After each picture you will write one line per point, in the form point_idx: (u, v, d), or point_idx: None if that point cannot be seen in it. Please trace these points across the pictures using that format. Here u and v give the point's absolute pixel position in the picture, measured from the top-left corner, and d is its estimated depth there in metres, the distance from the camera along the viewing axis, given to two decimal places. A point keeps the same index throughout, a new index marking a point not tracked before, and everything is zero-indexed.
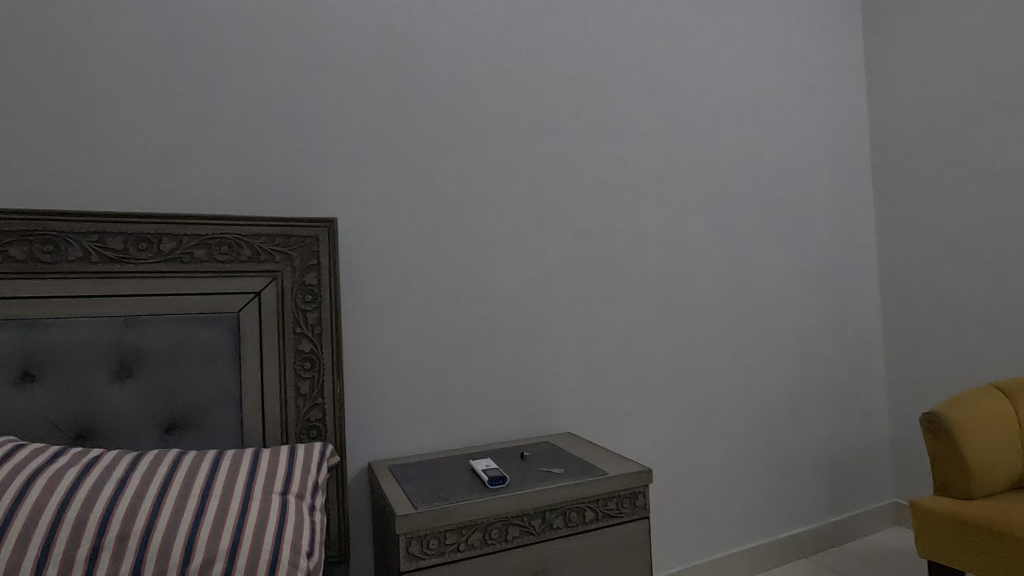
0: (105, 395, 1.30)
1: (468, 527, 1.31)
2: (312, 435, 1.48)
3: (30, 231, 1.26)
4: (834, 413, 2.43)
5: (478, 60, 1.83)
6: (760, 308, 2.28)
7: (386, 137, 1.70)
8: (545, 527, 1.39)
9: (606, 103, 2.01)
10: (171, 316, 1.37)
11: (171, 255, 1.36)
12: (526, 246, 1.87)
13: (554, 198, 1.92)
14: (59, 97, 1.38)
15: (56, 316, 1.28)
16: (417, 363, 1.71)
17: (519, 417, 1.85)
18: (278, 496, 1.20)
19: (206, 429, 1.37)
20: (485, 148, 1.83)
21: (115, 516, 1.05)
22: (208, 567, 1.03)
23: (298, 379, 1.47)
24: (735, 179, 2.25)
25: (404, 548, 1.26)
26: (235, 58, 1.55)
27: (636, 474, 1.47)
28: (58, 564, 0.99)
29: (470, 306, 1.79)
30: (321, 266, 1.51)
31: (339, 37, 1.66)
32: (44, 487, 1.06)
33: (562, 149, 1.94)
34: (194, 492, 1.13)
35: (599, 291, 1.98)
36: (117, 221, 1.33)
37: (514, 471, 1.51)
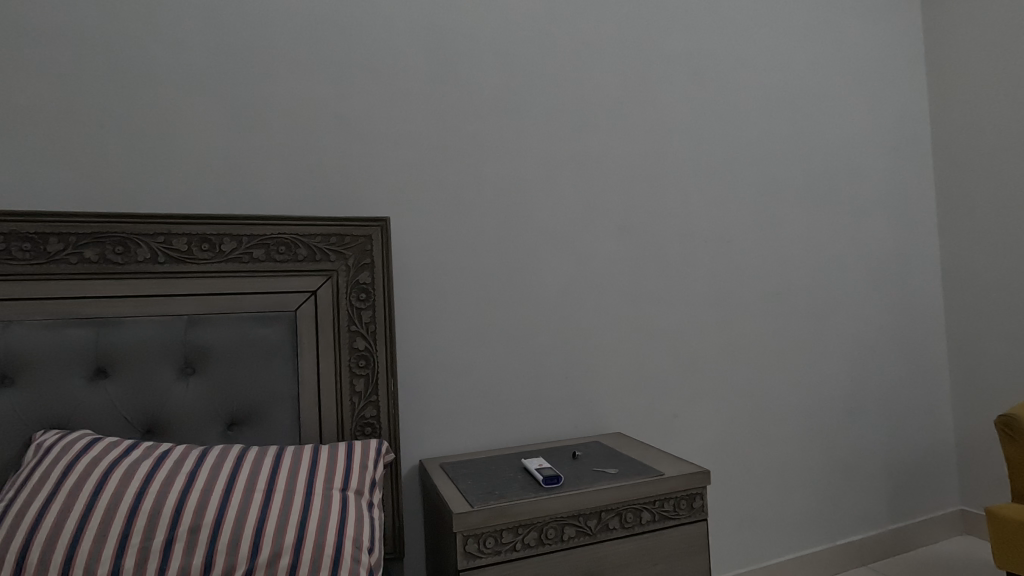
0: (172, 392, 1.34)
1: (524, 527, 1.30)
2: (367, 432, 1.49)
3: (102, 233, 1.31)
4: (894, 417, 2.33)
5: (524, 58, 1.82)
6: (815, 305, 2.20)
7: (434, 136, 1.70)
8: (602, 528, 1.36)
9: (653, 97, 1.97)
10: (233, 314, 1.40)
11: (231, 255, 1.40)
12: (573, 244, 1.85)
13: (600, 195, 1.89)
14: (126, 103, 1.44)
15: (126, 315, 1.32)
16: (467, 362, 1.71)
17: (568, 417, 1.83)
18: (339, 492, 1.21)
19: (266, 425, 1.40)
20: (531, 146, 1.81)
21: (187, 509, 1.08)
22: (275, 561, 1.05)
23: (353, 376, 1.49)
24: (787, 173, 2.17)
25: (461, 547, 1.25)
26: (288, 62, 1.58)
27: (693, 475, 1.43)
28: (135, 554, 1.02)
29: (518, 305, 1.78)
30: (374, 265, 1.52)
31: (387, 39, 1.67)
32: (120, 479, 1.10)
33: (609, 145, 1.91)
34: (259, 487, 1.15)
35: (648, 288, 1.94)
36: (181, 222, 1.37)
37: (568, 470, 1.50)
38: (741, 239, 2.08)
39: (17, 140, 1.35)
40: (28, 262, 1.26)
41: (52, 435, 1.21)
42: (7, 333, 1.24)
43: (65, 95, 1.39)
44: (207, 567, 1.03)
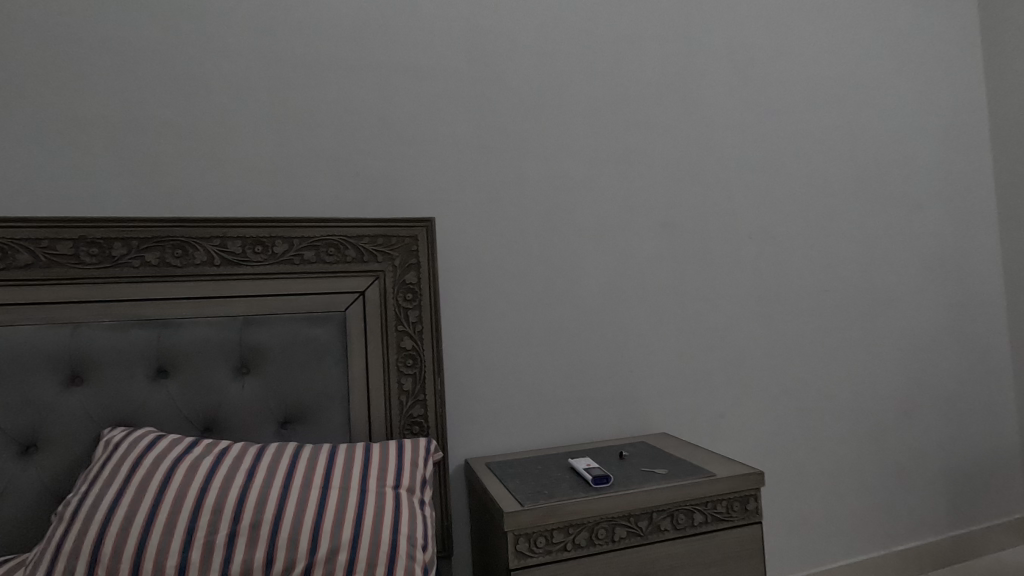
0: (229, 391, 1.38)
1: (574, 527, 1.29)
2: (415, 430, 1.51)
3: (162, 238, 1.36)
4: (952, 419, 2.22)
5: (563, 56, 1.81)
6: (867, 302, 2.12)
7: (475, 136, 1.71)
8: (653, 529, 1.34)
9: (694, 90, 1.93)
10: (285, 315, 1.43)
11: (283, 257, 1.43)
12: (615, 241, 1.83)
13: (642, 192, 1.86)
14: (182, 112, 1.49)
15: (185, 316, 1.37)
16: (511, 362, 1.71)
17: (612, 417, 1.81)
18: (391, 490, 1.23)
19: (318, 424, 1.43)
20: (572, 144, 1.80)
21: (248, 505, 1.10)
22: (333, 557, 1.07)
23: (401, 375, 1.51)
24: (835, 165, 2.10)
25: (512, 546, 1.25)
26: (333, 67, 1.61)
27: (747, 476, 1.40)
28: (201, 547, 1.05)
29: (561, 303, 1.77)
30: (419, 265, 1.54)
31: (429, 41, 1.69)
32: (185, 474, 1.14)
33: (650, 141, 1.88)
34: (315, 484, 1.18)
35: (692, 286, 1.91)
36: (235, 225, 1.41)
37: (616, 470, 1.48)
38: (787, 235, 2.02)
39: (83, 150, 1.42)
40: (95, 266, 1.32)
41: (119, 432, 1.26)
42: (77, 334, 1.30)
43: (126, 106, 1.45)
44: (269, 562, 1.05)
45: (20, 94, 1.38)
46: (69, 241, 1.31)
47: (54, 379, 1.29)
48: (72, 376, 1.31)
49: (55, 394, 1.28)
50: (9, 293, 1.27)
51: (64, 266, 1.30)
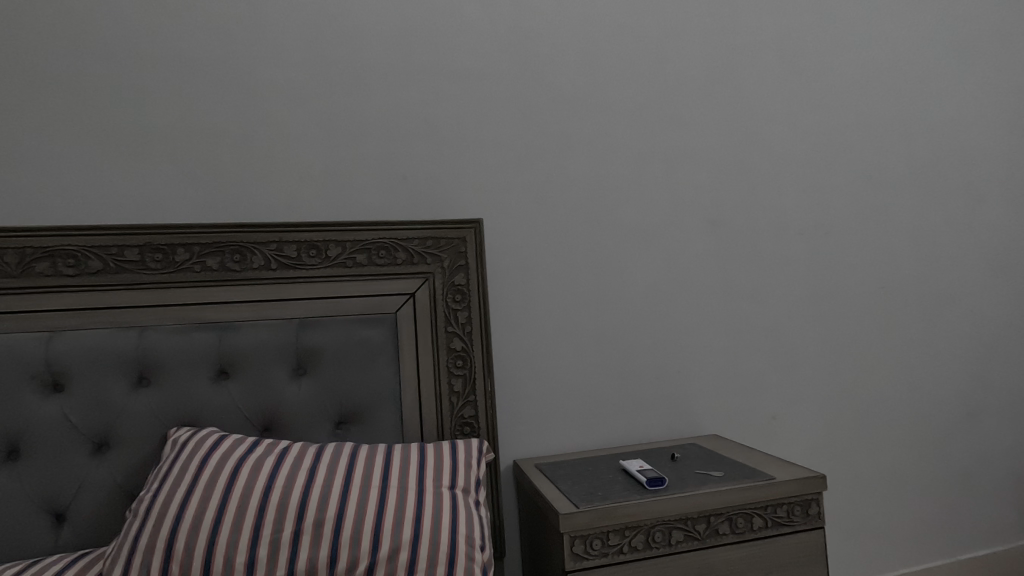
0: (286, 392, 1.41)
1: (631, 529, 1.27)
2: (466, 431, 1.52)
3: (222, 243, 1.40)
4: (1020, 422, 2.11)
5: (606, 53, 1.79)
6: (926, 299, 2.03)
7: (519, 137, 1.71)
8: (711, 533, 1.31)
9: (742, 84, 1.89)
10: (339, 317, 1.46)
11: (337, 260, 1.46)
12: (661, 240, 1.80)
13: (689, 189, 1.83)
14: (237, 120, 1.53)
15: (244, 319, 1.41)
16: (558, 363, 1.71)
17: (661, 418, 1.79)
18: (447, 490, 1.23)
19: (372, 424, 1.45)
20: (616, 142, 1.78)
21: (311, 503, 1.12)
22: (394, 556, 1.09)
23: (452, 376, 1.52)
24: (889, 158, 2.03)
25: (568, 548, 1.24)
26: (379, 72, 1.63)
27: (808, 480, 1.35)
28: (268, 545, 1.08)
29: (608, 303, 1.75)
30: (468, 266, 1.55)
31: (472, 44, 1.69)
32: (249, 473, 1.16)
33: (696, 137, 1.84)
34: (374, 483, 1.19)
35: (740, 284, 1.86)
36: (290, 230, 1.44)
37: (669, 471, 1.45)
38: (840, 230, 1.96)
39: (146, 160, 1.48)
40: (159, 272, 1.37)
41: (185, 432, 1.30)
42: (143, 338, 1.35)
43: (185, 116, 1.50)
44: (333, 560, 1.07)
45: (89, 109, 1.45)
46: (135, 248, 1.36)
47: (123, 381, 1.34)
48: (139, 378, 1.36)
49: (124, 395, 1.34)
50: (81, 298, 1.33)
51: (130, 272, 1.36)
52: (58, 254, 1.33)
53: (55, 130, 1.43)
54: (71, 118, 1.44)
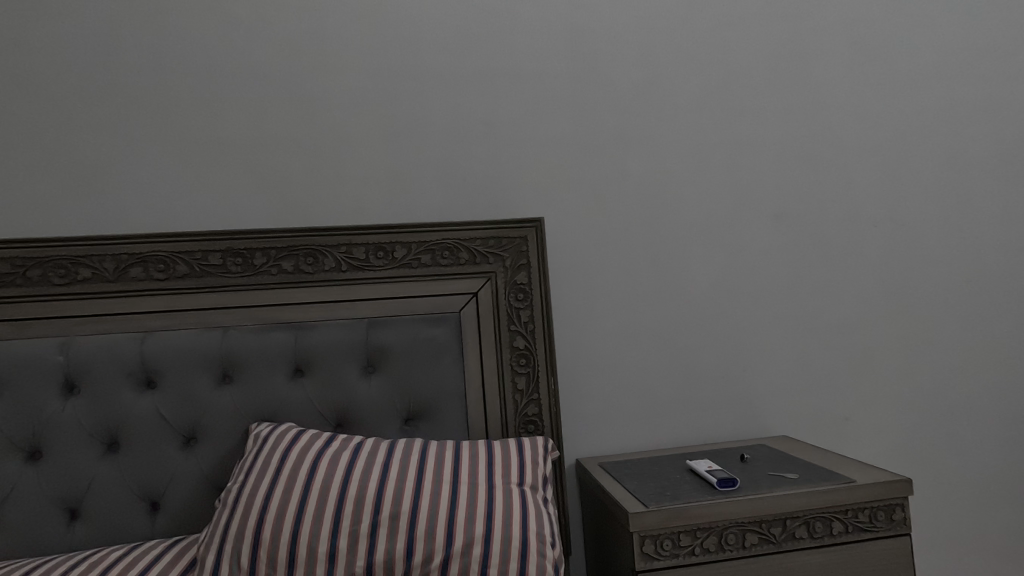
0: (357, 389, 1.46)
1: (702, 530, 1.25)
2: (530, 429, 1.53)
3: (296, 247, 1.47)
4: None
5: (664, 46, 1.75)
6: (1016, 293, 1.89)
7: (577, 135, 1.70)
8: (787, 536, 1.27)
9: (808, 72, 1.82)
10: (406, 317, 1.49)
11: (403, 262, 1.50)
12: (724, 235, 1.76)
13: (753, 182, 1.78)
14: (306, 129, 1.60)
15: (318, 320, 1.47)
16: (620, 361, 1.69)
17: (727, 418, 1.74)
18: (516, 488, 1.24)
19: (439, 421, 1.48)
20: (676, 136, 1.75)
21: (387, 497, 1.16)
22: (468, 550, 1.11)
23: (515, 375, 1.53)
24: (973, 143, 1.90)
25: (638, 548, 1.23)
26: (439, 76, 1.66)
27: (892, 484, 1.29)
28: (347, 536, 1.12)
29: (669, 301, 1.72)
30: (530, 264, 1.55)
31: (529, 44, 1.70)
32: (327, 466, 1.21)
33: (759, 129, 1.79)
34: (446, 478, 1.21)
35: (810, 279, 1.79)
36: (359, 233, 1.49)
37: (740, 472, 1.41)
38: (918, 221, 1.85)
39: (224, 170, 1.56)
40: (239, 275, 1.44)
41: (265, 427, 1.37)
42: (226, 338, 1.43)
43: (258, 125, 1.58)
44: (409, 553, 1.10)
45: (173, 123, 1.55)
46: (217, 253, 1.44)
47: (209, 378, 1.42)
48: (222, 375, 1.44)
49: (210, 392, 1.42)
50: (170, 301, 1.42)
51: (214, 275, 1.44)
52: (149, 260, 1.42)
53: (144, 145, 1.54)
54: (158, 133, 1.54)
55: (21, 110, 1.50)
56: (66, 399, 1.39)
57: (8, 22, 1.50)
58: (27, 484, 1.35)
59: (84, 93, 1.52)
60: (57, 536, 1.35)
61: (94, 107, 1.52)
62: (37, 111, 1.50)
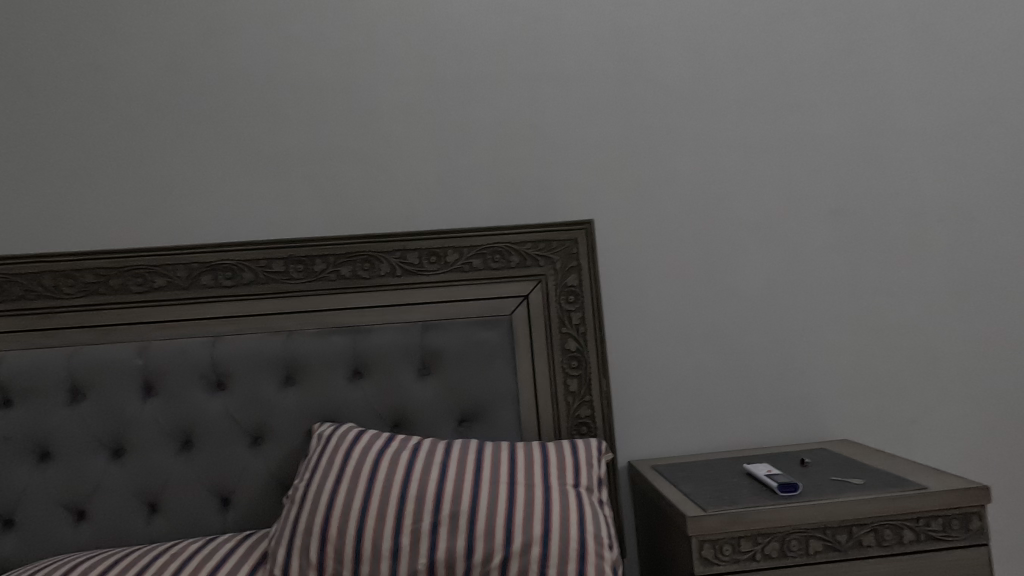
0: (413, 391, 1.49)
1: (763, 536, 1.22)
2: (582, 431, 1.53)
3: (353, 253, 1.52)
4: None
5: (713, 42, 1.73)
6: None
7: (625, 135, 1.69)
8: (853, 544, 1.23)
9: (866, 62, 1.75)
10: (459, 320, 1.52)
11: (455, 266, 1.53)
12: (779, 233, 1.71)
13: (807, 178, 1.72)
14: (359, 138, 1.65)
15: (375, 324, 1.51)
16: (672, 362, 1.67)
17: (784, 420, 1.70)
18: (572, 489, 1.25)
19: (493, 422, 1.50)
20: (726, 134, 1.72)
21: (446, 496, 1.19)
22: (527, 551, 1.13)
23: (567, 377, 1.54)
24: None
25: (697, 552, 1.21)
26: (486, 82, 1.68)
27: (969, 492, 1.23)
28: (409, 534, 1.15)
29: (723, 301, 1.69)
30: (580, 267, 1.56)
31: (575, 46, 1.70)
32: (388, 466, 1.25)
33: (814, 123, 1.73)
34: (503, 479, 1.23)
35: (871, 278, 1.73)
36: (412, 239, 1.53)
37: (801, 477, 1.38)
38: (988, 214, 1.76)
39: (284, 180, 1.63)
40: (300, 282, 1.51)
41: (327, 427, 1.42)
42: (289, 342, 1.49)
43: (314, 136, 1.65)
44: (470, 551, 1.13)
45: (237, 138, 1.63)
46: (280, 261, 1.51)
47: (274, 380, 1.49)
48: (286, 377, 1.50)
49: (275, 393, 1.48)
50: (238, 307, 1.50)
51: (277, 282, 1.51)
52: (218, 268, 1.50)
53: (211, 159, 1.62)
54: (223, 147, 1.63)
55: (101, 131, 1.61)
56: (145, 400, 1.48)
57: (89, 49, 1.62)
58: (112, 479, 1.45)
59: (157, 112, 1.62)
60: (139, 528, 1.44)
61: (165, 124, 1.62)
62: (116, 132, 1.61)
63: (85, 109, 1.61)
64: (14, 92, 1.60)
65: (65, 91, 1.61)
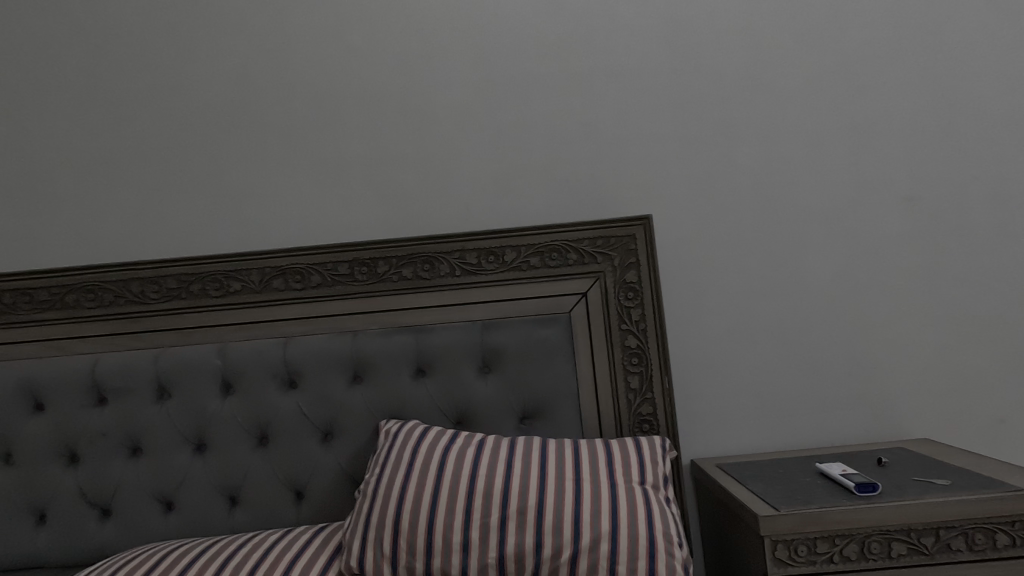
0: (475, 388, 1.52)
1: (841, 537, 1.18)
2: (644, 428, 1.52)
3: (413, 254, 1.56)
4: None
5: (772, 29, 1.67)
6: None
7: (681, 128, 1.67)
8: (941, 547, 1.17)
9: (939, 40, 1.66)
10: (518, 318, 1.54)
11: (513, 264, 1.55)
12: (847, 223, 1.64)
13: (876, 165, 1.65)
14: (417, 143, 1.70)
15: (436, 323, 1.55)
16: (736, 358, 1.63)
17: (856, 418, 1.63)
18: (639, 486, 1.24)
19: (554, 420, 1.51)
20: (788, 122, 1.66)
21: (513, 492, 1.20)
22: (595, 547, 1.13)
23: (628, 374, 1.53)
24: None
25: (771, 552, 1.18)
26: (538, 82, 1.69)
27: None
28: (478, 528, 1.18)
29: (787, 295, 1.64)
30: (639, 262, 1.55)
31: (628, 41, 1.69)
32: (455, 462, 1.28)
33: (883, 107, 1.66)
34: (568, 475, 1.24)
35: (950, 267, 1.63)
36: (471, 239, 1.56)
37: (880, 477, 1.31)
38: None
39: (346, 186, 1.69)
40: (365, 283, 1.56)
41: (394, 424, 1.46)
42: (355, 341, 1.55)
43: (374, 143, 1.70)
44: (539, 546, 1.15)
45: (302, 147, 1.70)
46: (345, 263, 1.57)
47: (342, 378, 1.54)
48: (353, 376, 1.56)
49: (344, 391, 1.54)
50: (307, 309, 1.57)
51: (343, 284, 1.57)
52: (287, 272, 1.58)
53: (278, 168, 1.70)
54: (290, 156, 1.70)
55: (179, 145, 1.72)
56: (224, 398, 1.57)
57: (166, 70, 1.72)
58: (195, 473, 1.54)
59: (228, 126, 1.71)
60: (221, 519, 1.53)
61: (236, 137, 1.71)
62: (191, 146, 1.71)
63: (164, 125, 1.72)
64: (102, 113, 1.72)
65: (146, 109, 1.72)
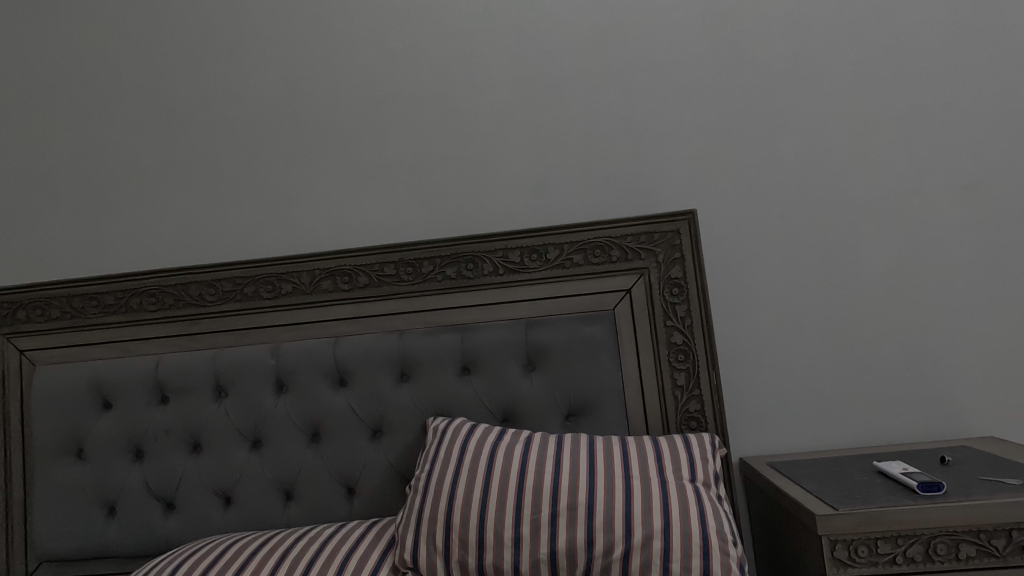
0: (520, 385, 1.53)
1: (905, 538, 1.14)
2: (692, 426, 1.50)
3: (457, 255, 1.59)
4: None
5: (818, 17, 1.63)
6: None
7: (723, 121, 1.64)
8: (1013, 550, 1.12)
9: (999, 20, 1.58)
10: (561, 316, 1.54)
11: (555, 263, 1.56)
12: (901, 213, 1.58)
13: (931, 153, 1.58)
14: (457, 145, 1.72)
15: (481, 321, 1.57)
16: (785, 355, 1.59)
17: (915, 416, 1.57)
18: (690, 483, 1.23)
19: (600, 417, 1.50)
20: (835, 112, 1.61)
21: (563, 488, 1.21)
22: (648, 544, 1.13)
23: (675, 370, 1.52)
24: None
25: (829, 552, 1.15)
26: (577, 80, 1.69)
27: None
28: (529, 523, 1.19)
29: (838, 289, 1.59)
30: (684, 258, 1.53)
31: (667, 34, 1.67)
32: (504, 459, 1.29)
33: (937, 92, 1.59)
34: (618, 471, 1.23)
35: (1015, 256, 1.55)
36: (514, 238, 1.57)
37: (944, 476, 1.26)
38: None
39: (390, 189, 1.73)
40: (410, 283, 1.60)
41: (441, 421, 1.49)
42: (402, 340, 1.58)
43: (416, 146, 1.73)
44: (590, 543, 1.15)
45: (347, 152, 1.75)
46: (391, 264, 1.61)
47: (390, 376, 1.58)
48: (400, 374, 1.59)
49: (391, 389, 1.57)
50: (355, 309, 1.61)
51: (390, 285, 1.61)
52: (336, 274, 1.62)
53: (324, 173, 1.75)
54: (335, 161, 1.75)
55: (231, 153, 1.79)
56: (278, 396, 1.62)
57: (217, 81, 1.80)
58: (252, 468, 1.60)
59: (276, 133, 1.77)
60: (278, 513, 1.59)
61: (283, 144, 1.77)
62: (242, 154, 1.78)
63: (216, 134, 1.79)
64: (158, 124, 1.81)
65: (199, 120, 1.80)
